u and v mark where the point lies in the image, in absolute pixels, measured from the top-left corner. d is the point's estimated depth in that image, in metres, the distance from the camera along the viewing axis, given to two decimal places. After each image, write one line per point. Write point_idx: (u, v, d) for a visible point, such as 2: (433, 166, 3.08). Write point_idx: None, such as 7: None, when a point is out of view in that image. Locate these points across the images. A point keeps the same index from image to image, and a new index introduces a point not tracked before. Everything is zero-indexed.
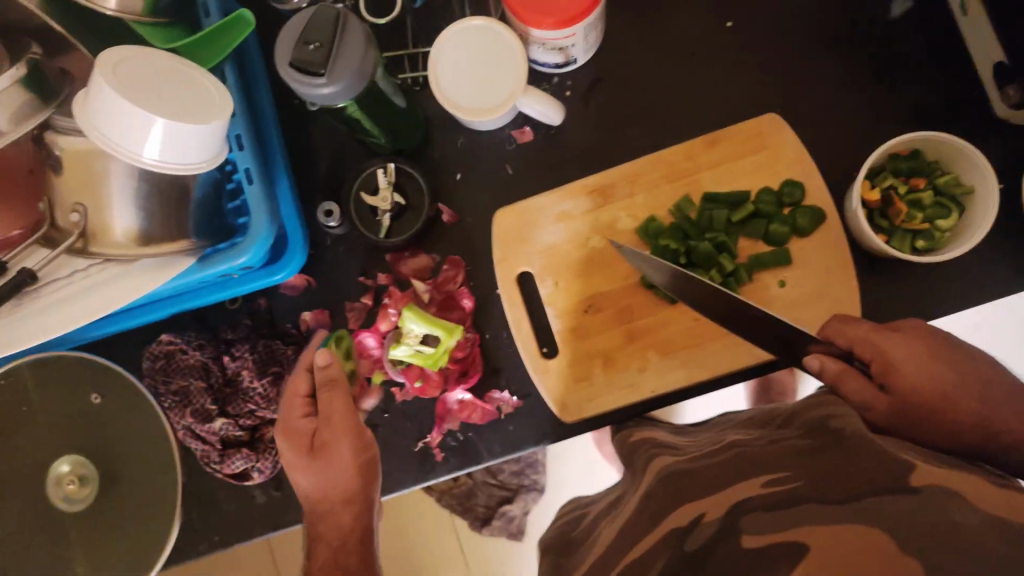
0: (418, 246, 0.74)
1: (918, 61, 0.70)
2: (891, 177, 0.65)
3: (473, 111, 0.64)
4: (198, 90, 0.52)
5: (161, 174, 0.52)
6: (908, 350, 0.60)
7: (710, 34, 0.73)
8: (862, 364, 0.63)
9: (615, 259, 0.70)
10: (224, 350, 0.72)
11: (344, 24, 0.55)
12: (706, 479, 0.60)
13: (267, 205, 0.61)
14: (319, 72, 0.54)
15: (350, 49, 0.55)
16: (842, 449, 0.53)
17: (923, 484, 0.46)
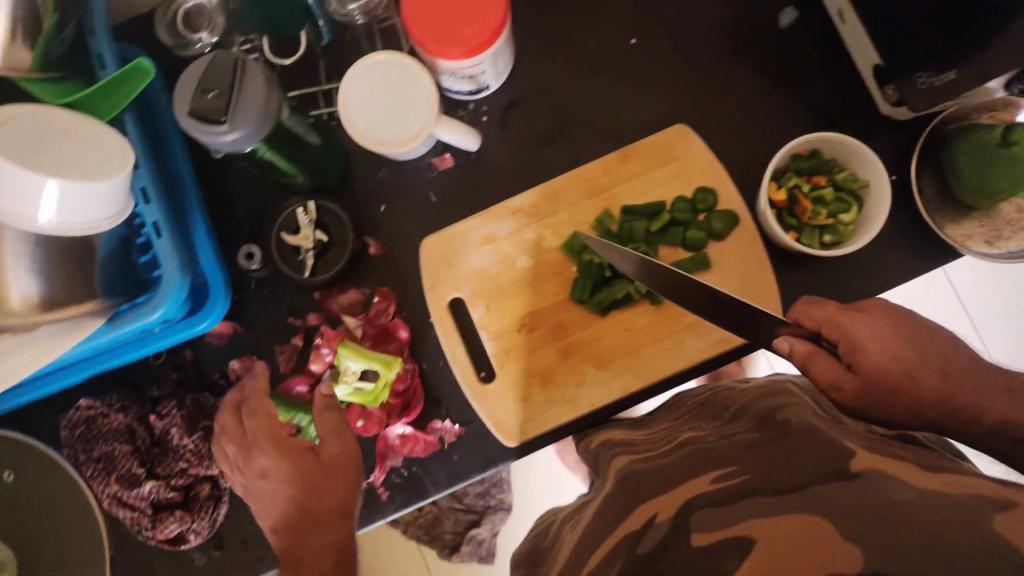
0: (347, 282, 0.73)
1: (810, 65, 0.74)
2: (795, 176, 0.68)
3: (394, 147, 0.63)
4: (96, 145, 0.51)
5: (59, 235, 0.50)
6: (870, 328, 0.54)
7: (617, 51, 0.75)
8: (837, 342, 0.63)
9: (545, 277, 0.71)
10: (149, 409, 0.71)
11: (243, 69, 0.54)
12: (660, 478, 0.63)
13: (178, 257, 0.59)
14: (219, 119, 0.53)
15: (252, 95, 0.54)
16: (790, 445, 0.59)
17: (861, 468, 0.51)
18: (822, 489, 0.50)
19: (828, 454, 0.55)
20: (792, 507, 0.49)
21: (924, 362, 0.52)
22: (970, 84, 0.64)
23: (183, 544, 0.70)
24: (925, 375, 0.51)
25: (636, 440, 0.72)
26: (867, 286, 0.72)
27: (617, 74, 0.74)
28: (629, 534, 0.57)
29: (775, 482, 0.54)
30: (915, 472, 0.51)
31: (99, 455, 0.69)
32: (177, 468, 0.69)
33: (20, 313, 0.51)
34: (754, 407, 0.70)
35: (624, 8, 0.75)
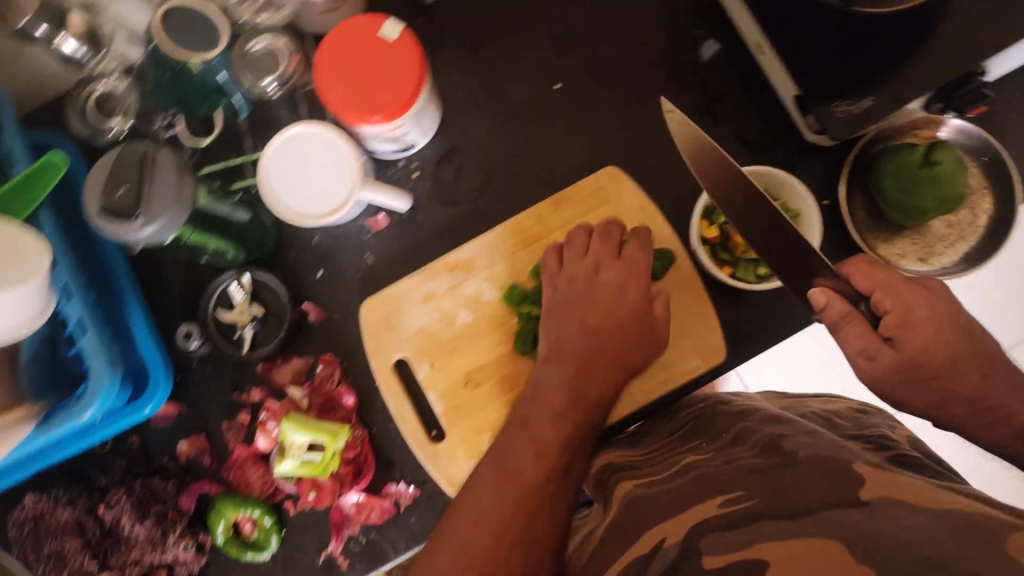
0: (288, 352, 0.72)
1: (732, 97, 0.74)
2: (726, 211, 0.69)
3: (311, 219, 0.62)
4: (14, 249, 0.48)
5: None
6: (928, 308, 0.57)
7: (541, 97, 0.74)
8: (872, 309, 0.58)
9: (487, 331, 0.71)
10: (98, 499, 0.69)
11: (153, 162, 0.53)
12: (666, 500, 0.57)
13: (105, 352, 0.58)
14: (131, 214, 0.51)
15: (162, 187, 0.53)
16: (795, 467, 0.52)
17: (870, 496, 0.47)
18: (829, 514, 0.46)
19: (835, 473, 0.50)
20: (799, 532, 0.45)
21: (976, 356, 0.56)
22: (886, 109, 0.65)
23: None
24: (966, 371, 0.56)
25: (636, 456, 0.66)
26: None
27: (543, 120, 0.74)
28: (635, 565, 0.51)
29: (783, 507, 0.48)
30: (931, 496, 0.47)
31: (48, 553, 0.66)
32: (130, 557, 0.67)
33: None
34: (753, 415, 0.64)
35: (545, 55, 0.75)
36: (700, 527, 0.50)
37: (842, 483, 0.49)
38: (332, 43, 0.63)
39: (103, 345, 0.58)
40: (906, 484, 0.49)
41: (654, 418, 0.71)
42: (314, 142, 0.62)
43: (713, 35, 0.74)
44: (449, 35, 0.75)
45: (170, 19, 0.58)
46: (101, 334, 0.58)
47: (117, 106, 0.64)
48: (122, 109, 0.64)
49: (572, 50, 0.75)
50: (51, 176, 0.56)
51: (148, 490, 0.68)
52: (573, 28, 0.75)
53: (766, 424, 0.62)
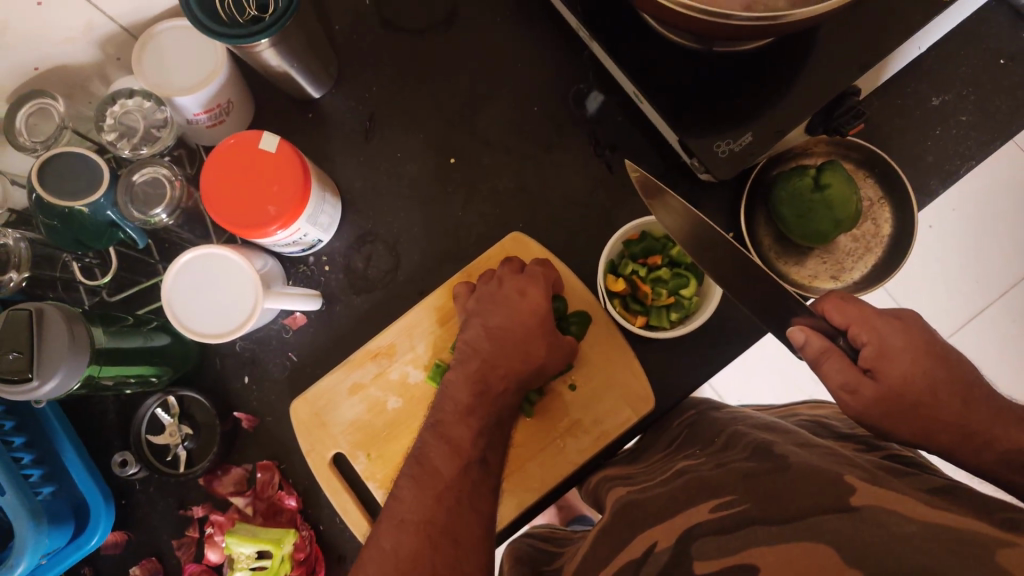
0: (226, 463, 0.73)
1: (624, 143, 0.76)
2: (630, 262, 0.70)
3: (201, 335, 0.63)
4: None
5: None
6: (904, 339, 0.54)
7: (438, 172, 0.76)
8: (851, 344, 0.56)
9: (417, 413, 0.71)
10: None
11: (41, 321, 0.54)
12: (662, 502, 0.58)
13: (26, 509, 0.59)
14: (26, 376, 0.53)
15: (54, 341, 0.54)
16: (786, 472, 0.52)
17: (863, 502, 0.46)
18: (820, 519, 0.46)
19: (826, 477, 0.50)
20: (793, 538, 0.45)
21: (957, 382, 0.53)
22: (769, 142, 0.67)
23: None
24: (946, 399, 0.52)
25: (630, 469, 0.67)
26: (728, 344, 0.73)
27: (444, 194, 0.76)
28: (629, 566, 0.52)
29: (775, 511, 0.49)
30: (919, 498, 0.46)
31: None
32: None
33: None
34: (745, 423, 0.64)
35: (437, 132, 0.76)
36: (698, 536, 0.51)
37: (834, 485, 0.49)
38: (220, 153, 0.64)
39: (26, 500, 0.59)
40: (896, 486, 0.48)
41: (656, 431, 0.72)
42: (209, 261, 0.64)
43: (596, 87, 0.76)
44: (340, 126, 0.77)
45: (48, 167, 0.61)
46: (22, 491, 0.59)
47: (13, 258, 0.64)
48: (18, 261, 0.64)
49: (461, 123, 0.77)
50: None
51: None
52: (460, 101, 0.77)
53: (758, 431, 0.62)
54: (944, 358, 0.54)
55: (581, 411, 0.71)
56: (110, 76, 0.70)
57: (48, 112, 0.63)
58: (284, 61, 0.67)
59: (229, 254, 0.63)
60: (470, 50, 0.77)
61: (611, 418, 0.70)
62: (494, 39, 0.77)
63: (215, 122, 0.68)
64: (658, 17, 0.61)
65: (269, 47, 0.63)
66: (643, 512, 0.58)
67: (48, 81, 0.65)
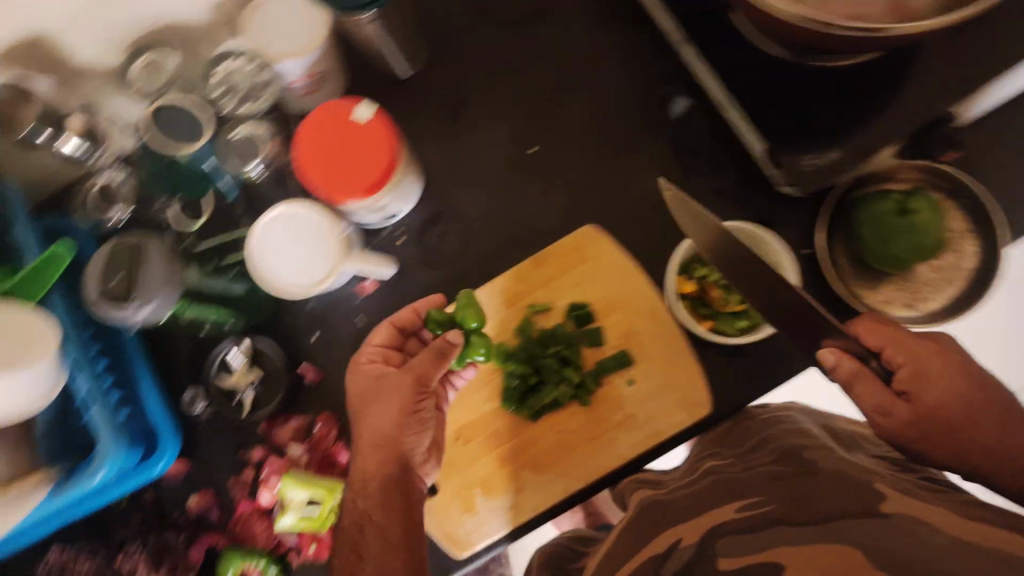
0: (286, 413, 0.76)
1: (708, 149, 0.75)
2: (703, 266, 0.71)
3: (292, 289, 0.67)
4: (20, 336, 0.58)
5: (9, 415, 0.58)
6: (940, 364, 0.57)
7: (517, 158, 0.78)
8: (884, 365, 0.58)
9: (474, 387, 0.74)
10: (117, 553, 0.75)
11: (145, 250, 0.59)
12: (683, 504, 0.65)
13: (111, 424, 0.66)
14: (126, 297, 0.58)
15: (153, 268, 0.59)
16: (819, 478, 0.59)
17: (893, 510, 0.53)
18: (848, 523, 0.53)
19: (855, 485, 0.58)
20: (818, 538, 0.53)
21: (991, 406, 0.57)
22: (856, 162, 0.66)
23: None
24: (984, 424, 0.56)
25: (659, 477, 0.76)
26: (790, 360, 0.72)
27: (521, 182, 0.77)
28: (650, 562, 0.60)
29: (804, 512, 0.56)
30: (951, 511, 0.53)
31: None
32: None
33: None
34: (777, 427, 0.71)
35: (518, 118, 0.78)
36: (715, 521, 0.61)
37: (858, 495, 0.56)
38: (316, 118, 0.67)
39: (107, 415, 0.65)
40: (927, 501, 0.54)
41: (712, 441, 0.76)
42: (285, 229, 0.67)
43: (683, 92, 0.76)
44: (428, 104, 0.79)
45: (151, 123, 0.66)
46: (106, 406, 0.66)
47: (118, 195, 0.72)
48: (122, 198, 0.72)
49: (544, 112, 0.78)
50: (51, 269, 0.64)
51: (157, 545, 0.75)
52: (544, 92, 0.78)
53: (790, 435, 0.69)
54: (982, 386, 0.57)
55: (635, 406, 0.72)
56: (219, 39, 0.73)
57: (159, 65, 0.66)
58: (382, 35, 0.69)
59: (312, 208, 0.66)
60: (563, 43, 0.78)
61: (661, 418, 0.71)
62: (585, 32, 0.78)
63: (308, 91, 0.71)
64: (759, 26, 0.60)
65: (370, 21, 0.66)
66: (669, 505, 0.66)
67: (163, 35, 0.68)
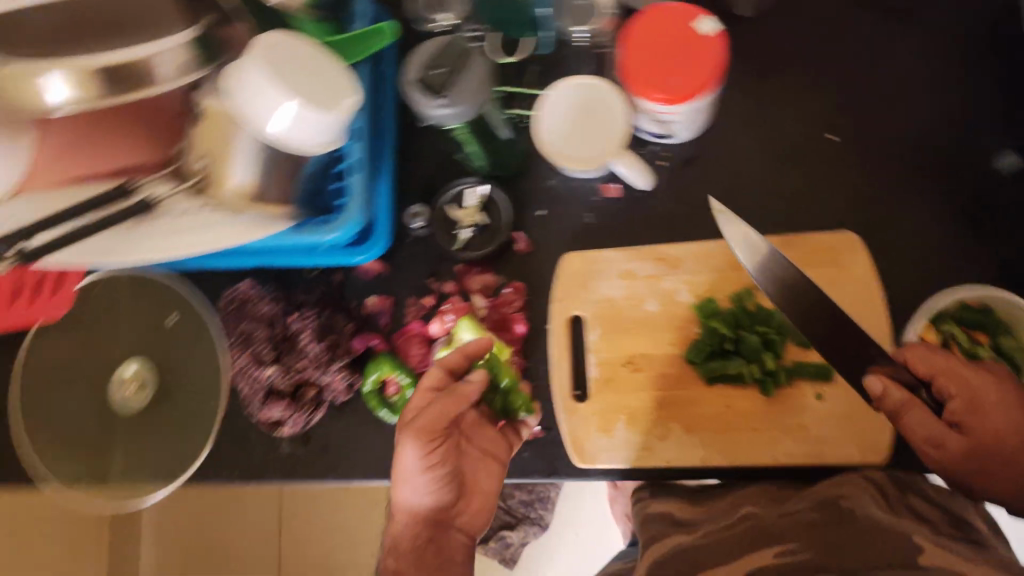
0: (485, 265, 0.79)
1: (1008, 216, 0.71)
2: (953, 324, 0.66)
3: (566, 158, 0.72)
4: (333, 84, 0.62)
5: (292, 146, 0.63)
6: (997, 395, 0.59)
7: (811, 138, 0.75)
8: (934, 393, 0.61)
9: (667, 326, 0.73)
10: (292, 310, 0.80)
11: (469, 58, 0.63)
12: (719, 551, 0.59)
13: (363, 195, 0.72)
14: (441, 92, 0.62)
15: (470, 83, 0.62)
16: (851, 529, 0.55)
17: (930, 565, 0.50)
18: None
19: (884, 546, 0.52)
20: None
21: None
22: None
23: (278, 430, 0.79)
24: None
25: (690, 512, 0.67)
26: None
27: (803, 162, 0.75)
28: None
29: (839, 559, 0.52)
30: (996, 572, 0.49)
31: (244, 329, 0.81)
32: (296, 365, 0.78)
33: (234, 197, 0.65)
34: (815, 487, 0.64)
35: (827, 103, 0.75)
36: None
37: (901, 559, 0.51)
38: (652, 13, 0.69)
39: (364, 188, 0.72)
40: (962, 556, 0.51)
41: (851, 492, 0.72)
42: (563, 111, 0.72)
43: (1012, 147, 0.72)
44: (749, 50, 0.77)
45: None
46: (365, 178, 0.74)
47: (450, 4, 0.76)
48: (451, 8, 0.76)
49: (858, 108, 0.75)
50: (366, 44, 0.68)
51: (329, 318, 0.79)
52: (869, 89, 0.75)
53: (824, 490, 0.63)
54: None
55: (813, 420, 0.69)
56: None
57: None
58: None
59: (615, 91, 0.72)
60: (909, 53, 0.76)
61: (831, 443, 0.69)
62: (937, 52, 0.75)
63: None
64: None
65: None
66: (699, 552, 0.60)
67: None
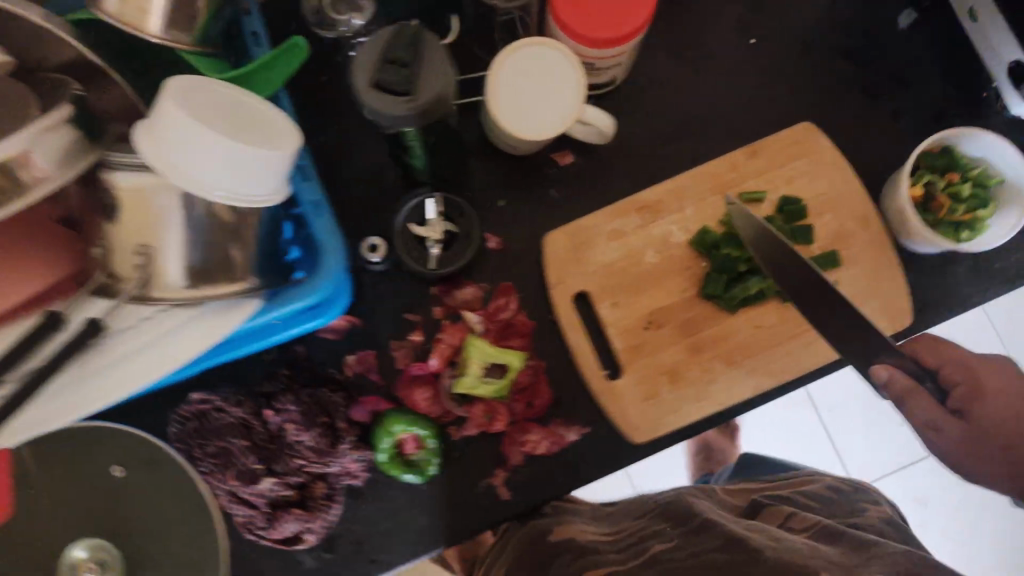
0: (462, 280, 0.72)
1: (931, 67, 0.73)
2: (927, 173, 0.68)
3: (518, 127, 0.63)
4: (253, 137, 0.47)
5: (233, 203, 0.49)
6: (862, 200, 0.70)
7: (735, 49, 0.75)
8: (846, 218, 0.70)
9: (672, 274, 0.70)
10: (264, 404, 0.67)
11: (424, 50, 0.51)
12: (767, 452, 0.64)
13: (339, 238, 0.56)
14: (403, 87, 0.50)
15: (368, 48, 0.51)
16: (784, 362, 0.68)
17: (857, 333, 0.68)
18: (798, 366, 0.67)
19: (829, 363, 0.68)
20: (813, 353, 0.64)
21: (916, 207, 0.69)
22: None
23: (297, 545, 0.68)
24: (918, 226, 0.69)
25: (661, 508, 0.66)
26: (974, 291, 0.71)
27: (725, 79, 0.75)
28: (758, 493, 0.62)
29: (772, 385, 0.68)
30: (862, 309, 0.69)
31: (215, 450, 0.66)
32: (293, 466, 0.66)
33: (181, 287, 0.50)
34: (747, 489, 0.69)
35: (738, 12, 0.75)
36: None
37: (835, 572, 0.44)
38: None
39: (335, 226, 0.56)
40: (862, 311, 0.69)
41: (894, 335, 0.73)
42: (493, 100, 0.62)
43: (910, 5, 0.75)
44: None
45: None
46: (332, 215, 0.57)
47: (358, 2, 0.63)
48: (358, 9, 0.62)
49: (767, 4, 0.76)
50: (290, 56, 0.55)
51: (317, 399, 0.68)
52: None
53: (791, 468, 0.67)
54: (877, 199, 0.72)
55: None
56: None
57: None
58: None
59: (552, 49, 0.62)
60: None
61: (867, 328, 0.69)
62: None
63: None
64: None
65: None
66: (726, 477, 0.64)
67: None
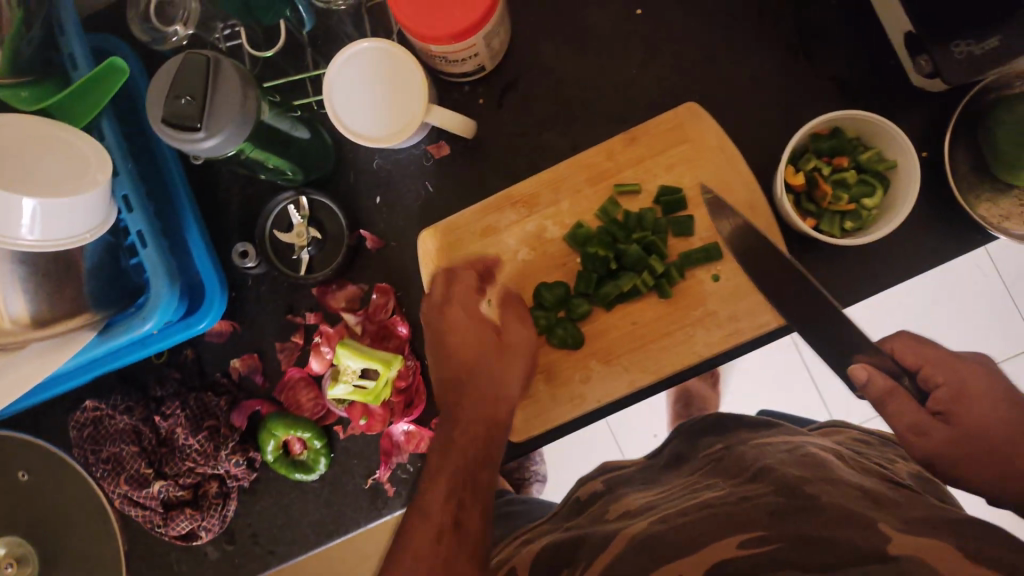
0: (343, 278, 0.71)
1: (834, 31, 0.67)
2: (814, 158, 0.63)
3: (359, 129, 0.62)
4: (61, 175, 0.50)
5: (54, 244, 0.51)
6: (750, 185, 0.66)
7: (620, 21, 0.69)
8: (734, 203, 0.66)
9: (546, 270, 0.68)
10: (154, 410, 0.70)
11: (215, 71, 0.52)
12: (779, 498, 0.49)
13: (165, 265, 0.61)
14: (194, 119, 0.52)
15: (160, 80, 0.52)
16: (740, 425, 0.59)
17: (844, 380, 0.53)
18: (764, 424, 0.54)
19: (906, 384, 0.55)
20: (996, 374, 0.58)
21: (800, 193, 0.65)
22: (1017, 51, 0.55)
23: (195, 540, 0.71)
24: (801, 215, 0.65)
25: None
26: (874, 278, 0.67)
27: (610, 55, 0.69)
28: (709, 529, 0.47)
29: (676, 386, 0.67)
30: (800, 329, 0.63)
31: (109, 455, 0.69)
32: (184, 467, 0.68)
33: (11, 331, 0.53)
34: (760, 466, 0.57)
35: None
36: None
37: (878, 526, 0.42)
38: None
39: (162, 257, 0.61)
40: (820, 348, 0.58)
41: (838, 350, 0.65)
42: (330, 106, 0.61)
43: None
44: None
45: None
46: (160, 247, 0.62)
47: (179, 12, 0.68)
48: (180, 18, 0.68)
49: None
50: (108, 85, 0.56)
51: (200, 403, 0.69)
52: None
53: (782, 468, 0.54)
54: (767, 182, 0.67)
55: (719, 304, 0.66)
56: None
57: None
58: None
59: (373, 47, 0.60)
60: None
61: (751, 323, 0.65)
62: None
63: None
64: None
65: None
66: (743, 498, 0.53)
67: None
